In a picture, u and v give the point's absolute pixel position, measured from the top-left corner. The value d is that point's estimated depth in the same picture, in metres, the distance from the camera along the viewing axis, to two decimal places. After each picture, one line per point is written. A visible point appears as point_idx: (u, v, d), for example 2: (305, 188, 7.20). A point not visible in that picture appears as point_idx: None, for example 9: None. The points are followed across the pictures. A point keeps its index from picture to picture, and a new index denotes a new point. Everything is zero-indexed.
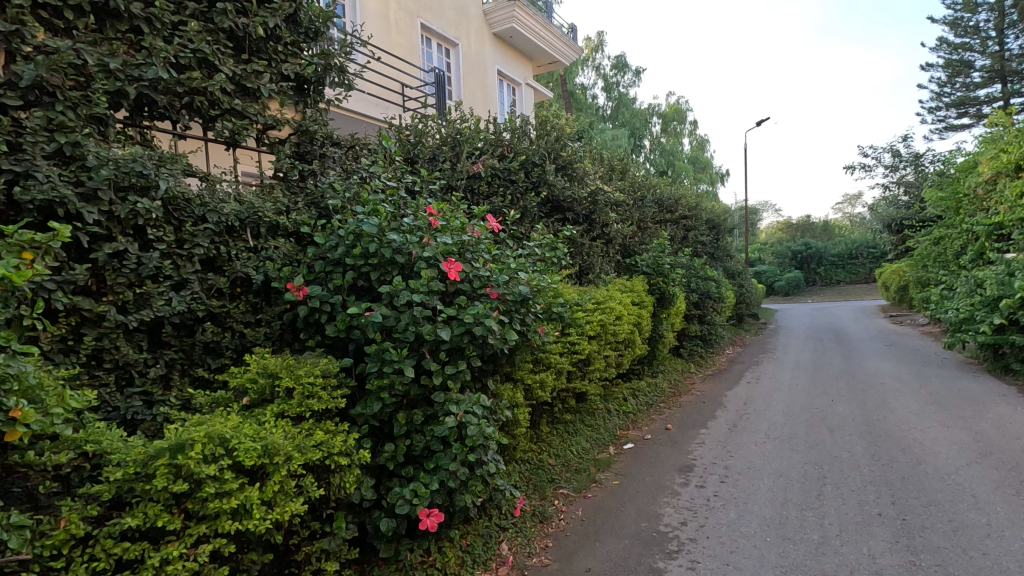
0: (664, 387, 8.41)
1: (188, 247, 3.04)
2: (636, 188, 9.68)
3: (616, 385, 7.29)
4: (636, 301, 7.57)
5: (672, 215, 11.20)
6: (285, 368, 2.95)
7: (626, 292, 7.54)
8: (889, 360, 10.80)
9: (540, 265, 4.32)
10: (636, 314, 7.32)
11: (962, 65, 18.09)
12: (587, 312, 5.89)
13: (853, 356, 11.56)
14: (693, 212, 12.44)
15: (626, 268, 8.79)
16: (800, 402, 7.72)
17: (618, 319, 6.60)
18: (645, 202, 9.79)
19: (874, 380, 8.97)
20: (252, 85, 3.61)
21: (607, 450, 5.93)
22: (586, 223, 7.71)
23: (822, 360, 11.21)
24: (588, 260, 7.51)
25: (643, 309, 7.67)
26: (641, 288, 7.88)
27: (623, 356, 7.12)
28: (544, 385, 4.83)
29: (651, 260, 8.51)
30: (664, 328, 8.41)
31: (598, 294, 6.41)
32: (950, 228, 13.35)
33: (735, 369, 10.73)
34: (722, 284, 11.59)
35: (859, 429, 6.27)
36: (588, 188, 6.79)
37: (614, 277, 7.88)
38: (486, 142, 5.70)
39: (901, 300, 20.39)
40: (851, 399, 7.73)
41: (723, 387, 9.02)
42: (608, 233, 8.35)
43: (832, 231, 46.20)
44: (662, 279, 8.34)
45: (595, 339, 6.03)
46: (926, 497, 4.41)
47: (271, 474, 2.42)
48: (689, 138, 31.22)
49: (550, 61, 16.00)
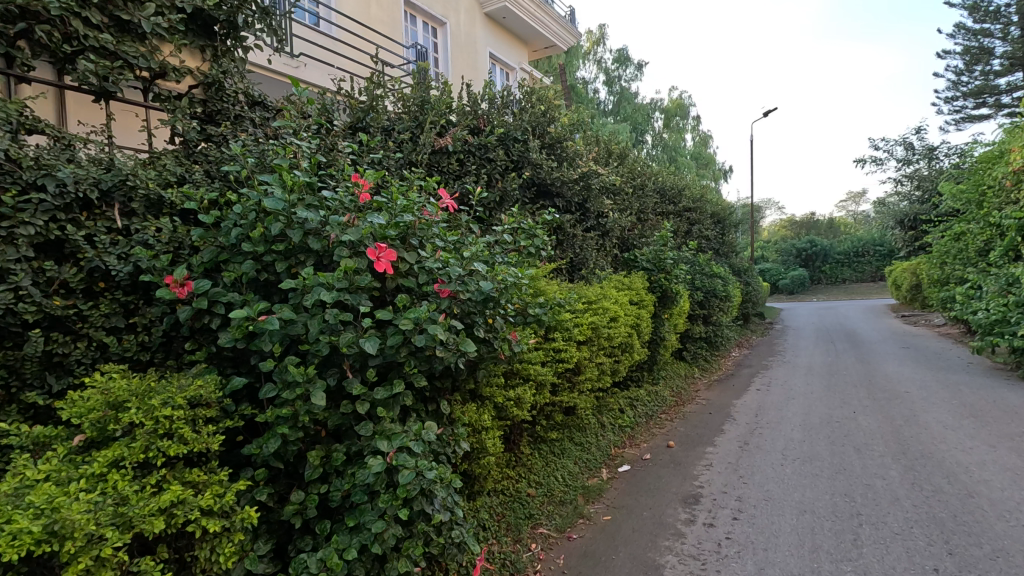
0: (665, 395, 7.58)
1: (7, 225, 2.25)
2: (637, 177, 8.84)
3: (612, 396, 6.45)
4: (634, 300, 6.72)
5: (675, 206, 10.35)
6: (138, 395, 2.11)
7: (623, 290, 6.70)
8: (910, 364, 9.94)
9: (514, 256, 3.50)
10: (634, 315, 6.49)
11: (982, 52, 17.20)
12: (577, 313, 5.06)
13: (869, 359, 10.73)
14: (697, 204, 11.58)
15: (624, 263, 7.95)
16: (818, 413, 6.90)
17: (613, 321, 5.76)
18: (646, 192, 8.95)
19: (898, 388, 8.11)
20: (129, 18, 2.81)
21: (598, 474, 5.11)
22: (579, 212, 6.87)
23: (837, 364, 10.35)
24: (580, 253, 6.68)
25: (643, 309, 6.83)
26: (640, 285, 7.04)
27: (618, 361, 6.29)
28: (521, 402, 4.00)
29: (652, 254, 7.67)
30: (666, 330, 7.56)
31: (591, 292, 5.57)
32: (972, 223, 12.49)
33: (743, 373, 9.88)
34: (728, 282, 10.75)
35: (891, 449, 5.43)
36: (580, 171, 5.96)
37: (610, 273, 7.05)
38: (459, 114, 4.86)
39: (913, 300, 19.52)
40: (875, 411, 6.90)
41: (731, 396, 8.17)
42: (604, 224, 7.51)
43: (837, 229, 45.26)
44: (664, 276, 7.50)
45: (586, 345, 5.20)
46: (989, 545, 3.56)
47: (67, 566, 1.58)
48: (693, 133, 30.32)
49: (547, 45, 15.11)
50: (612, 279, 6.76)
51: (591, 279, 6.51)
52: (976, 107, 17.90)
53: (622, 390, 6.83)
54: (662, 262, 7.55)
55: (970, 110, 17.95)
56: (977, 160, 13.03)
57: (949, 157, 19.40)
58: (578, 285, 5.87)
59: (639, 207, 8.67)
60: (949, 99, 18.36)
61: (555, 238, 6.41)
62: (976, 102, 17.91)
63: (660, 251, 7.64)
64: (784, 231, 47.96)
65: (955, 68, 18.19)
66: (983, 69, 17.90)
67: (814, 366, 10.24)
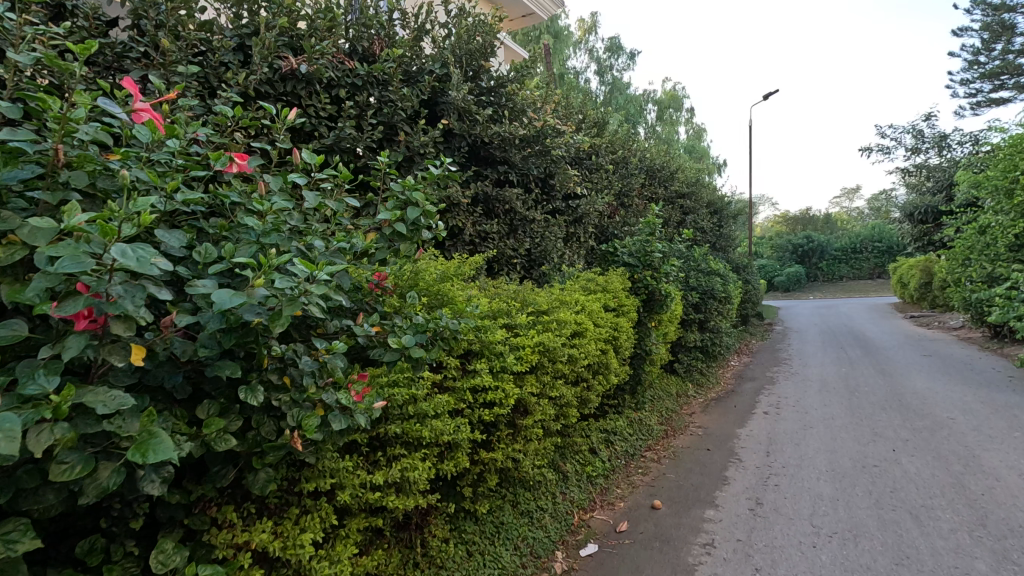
0: (653, 425, 6.02)
1: None
2: (620, 152, 7.28)
3: (580, 434, 4.89)
4: (611, 305, 5.13)
5: (666, 190, 8.78)
6: None
7: (597, 291, 5.11)
8: (943, 379, 8.44)
9: (357, 239, 1.93)
10: (610, 325, 4.92)
11: (1003, 28, 15.76)
12: (522, 329, 3.45)
13: (891, 371, 9.24)
14: (692, 189, 10.03)
15: (602, 257, 6.39)
16: (847, 453, 5.36)
17: (576, 337, 4.18)
18: (631, 171, 7.35)
19: (939, 413, 6.58)
20: None
21: (551, 564, 3.51)
22: (540, 190, 5.30)
23: (855, 377, 8.85)
24: (540, 243, 5.12)
25: (622, 317, 5.26)
26: (621, 285, 5.47)
27: (588, 387, 4.72)
28: (404, 486, 2.42)
29: (635, 246, 6.13)
30: (654, 341, 5.98)
31: (548, 297, 3.97)
32: (1002, 213, 11.03)
33: (745, 389, 8.33)
34: (727, 280, 9.19)
35: (963, 519, 3.90)
36: (534, 129, 4.38)
37: (580, 270, 5.46)
38: (337, 27, 3.24)
39: (923, 299, 18.11)
40: (921, 449, 5.37)
41: (733, 422, 6.61)
42: (575, 208, 5.94)
43: (832, 224, 43.94)
44: (651, 272, 5.92)
45: (533, 373, 3.60)
46: None
47: None
48: (686, 125, 28.75)
49: (524, 14, 13.46)
50: (581, 276, 5.20)
51: (552, 282, 4.95)
52: (995, 91, 16.48)
53: (594, 421, 5.26)
54: (651, 255, 5.95)
55: (987, 93, 16.53)
56: (1006, 142, 11.57)
57: (963, 145, 17.97)
58: (529, 286, 4.28)
59: (621, 189, 7.12)
60: (964, 81, 16.90)
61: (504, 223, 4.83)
62: (994, 85, 16.48)
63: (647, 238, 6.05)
64: (780, 226, 46.56)
65: (971, 47, 16.75)
66: (1002, 49, 16.48)
67: (827, 380, 8.73)
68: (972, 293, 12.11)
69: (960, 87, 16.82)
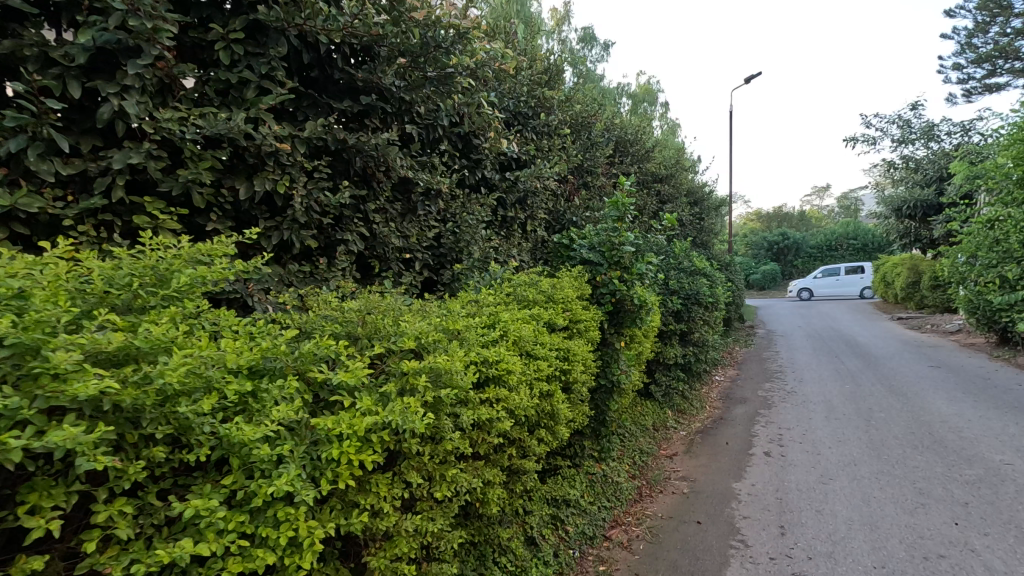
0: (621, 484, 4.42)
1: None
2: (582, 115, 5.61)
3: (511, 521, 3.22)
4: (562, 323, 3.42)
5: (641, 170, 7.15)
6: None
7: (536, 304, 3.42)
8: (971, 401, 7.02)
9: None
10: (555, 354, 3.25)
11: (1001, 6, 14.59)
12: (356, 393, 1.73)
13: (903, 390, 7.80)
14: (671, 173, 8.45)
15: (555, 251, 4.75)
16: (894, 530, 3.78)
17: (489, 386, 2.48)
18: (595, 141, 5.70)
19: (990, 455, 5.09)
20: None
21: None
22: (455, 152, 3.64)
23: (864, 398, 7.37)
24: (452, 227, 3.45)
25: (575, 340, 3.59)
26: (574, 292, 3.80)
27: (518, 453, 3.04)
28: None
29: (599, 233, 4.46)
30: (626, 367, 4.35)
31: (436, 321, 2.24)
32: None
33: (736, 415, 6.80)
34: (715, 279, 7.62)
35: None
36: (418, 35, 2.74)
37: (518, 271, 3.78)
38: None
39: (911, 299, 16.99)
40: (993, 521, 3.83)
41: (726, 470, 5.03)
42: (512, 182, 4.29)
43: (806, 222, 43.13)
44: (620, 271, 4.21)
45: (390, 472, 1.90)
46: None
47: None
48: (661, 119, 27.19)
49: None
50: (513, 280, 3.52)
51: (463, 290, 3.28)
52: (988, 76, 15.33)
53: (535, 493, 3.59)
54: (619, 240, 4.23)
55: (981, 78, 15.37)
56: (1016, 123, 10.31)
57: (953, 135, 16.84)
58: (415, 301, 2.57)
59: (582, 164, 5.48)
60: (956, 66, 15.72)
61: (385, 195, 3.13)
62: (988, 70, 15.33)
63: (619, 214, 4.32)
64: (754, 223, 45.59)
65: (965, 29, 15.56)
66: (997, 31, 15.34)
67: (832, 403, 7.23)
68: (979, 294, 10.80)
69: (954, 72, 15.66)
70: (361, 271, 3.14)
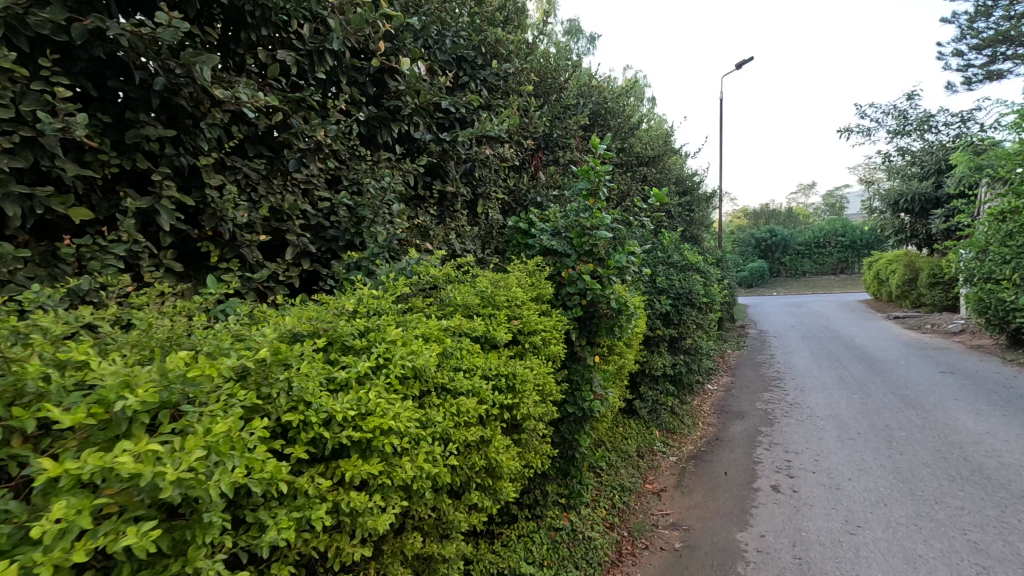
0: (596, 541, 3.38)
1: None
2: (551, 74, 4.60)
3: None
4: (505, 338, 2.38)
5: (623, 149, 6.15)
6: None
7: (467, 310, 2.39)
8: (1001, 415, 6.10)
9: None
10: (491, 384, 2.22)
11: None
12: None
13: (919, 400, 6.90)
14: (658, 156, 7.49)
15: (511, 239, 3.71)
16: None
17: (351, 457, 1.43)
18: (565, 107, 4.69)
19: None
20: None
21: None
22: (354, 93, 2.60)
23: (877, 412, 6.45)
24: (345, 197, 2.39)
25: (525, 361, 2.57)
26: (529, 293, 2.78)
27: (428, 538, 2.01)
28: None
29: (567, 213, 3.42)
30: (603, 389, 3.36)
31: (220, 356, 1.21)
32: None
33: (734, 435, 5.83)
34: (709, 275, 6.66)
35: None
36: None
37: (450, 263, 2.74)
38: None
39: (907, 297, 16.27)
40: None
41: (725, 512, 4.04)
42: (449, 144, 3.27)
43: (793, 219, 42.56)
44: (593, 263, 3.16)
45: None
46: None
47: None
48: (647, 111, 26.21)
49: None
50: (439, 272, 2.46)
51: (349, 283, 2.20)
52: (988, 63, 14.60)
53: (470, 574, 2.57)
54: (595, 219, 3.18)
55: (981, 66, 14.65)
56: None
57: (950, 125, 16.12)
58: (231, 318, 1.53)
59: (549, 133, 4.47)
60: (955, 53, 15.00)
61: (220, 142, 2.09)
62: (988, 56, 14.61)
63: (592, 186, 3.26)
64: (741, 220, 44.98)
65: (965, 13, 14.82)
66: (998, 15, 14.61)
67: (842, 418, 6.30)
68: (990, 292, 9.95)
69: (953, 59, 14.92)
70: (184, 259, 2.06)
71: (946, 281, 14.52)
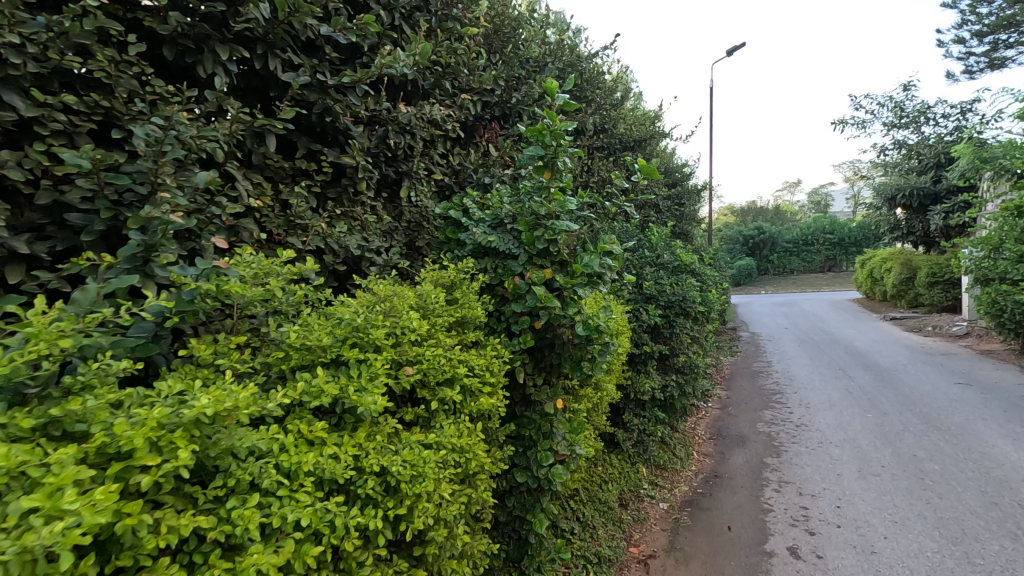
0: None
1: None
2: (509, 23, 3.59)
3: None
4: (379, 407, 1.34)
5: (603, 126, 5.15)
6: None
7: (312, 358, 1.36)
8: None
9: None
10: (338, 498, 1.20)
11: None
12: None
13: (943, 421, 5.99)
14: (646, 140, 6.53)
15: (443, 234, 2.70)
16: None
17: None
18: (525, 68, 3.70)
19: None
20: None
21: None
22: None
23: (898, 436, 5.53)
24: (91, 153, 1.36)
25: (425, 436, 1.55)
26: (441, 318, 1.76)
27: None
28: None
29: (516, 194, 2.39)
30: (570, 446, 2.34)
31: None
32: None
33: (736, 469, 4.88)
34: (705, 277, 5.70)
35: None
36: None
37: (317, 272, 1.72)
38: None
39: (904, 296, 15.52)
40: None
41: None
42: (339, 92, 2.26)
43: (781, 215, 41.88)
44: (550, 268, 2.13)
45: None
46: None
47: None
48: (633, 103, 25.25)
49: None
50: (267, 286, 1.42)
51: (13, 303, 1.10)
52: (991, 50, 13.83)
53: None
54: (552, 201, 2.15)
55: (983, 53, 13.89)
56: None
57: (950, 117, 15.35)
58: None
59: (506, 98, 3.46)
60: (957, 40, 14.22)
61: None
62: (991, 43, 13.85)
63: (547, 155, 2.17)
64: (728, 216, 44.27)
65: None
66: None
67: (860, 445, 5.36)
68: (1006, 293, 9.09)
69: (954, 46, 14.15)
70: None
71: (946, 280, 13.76)
